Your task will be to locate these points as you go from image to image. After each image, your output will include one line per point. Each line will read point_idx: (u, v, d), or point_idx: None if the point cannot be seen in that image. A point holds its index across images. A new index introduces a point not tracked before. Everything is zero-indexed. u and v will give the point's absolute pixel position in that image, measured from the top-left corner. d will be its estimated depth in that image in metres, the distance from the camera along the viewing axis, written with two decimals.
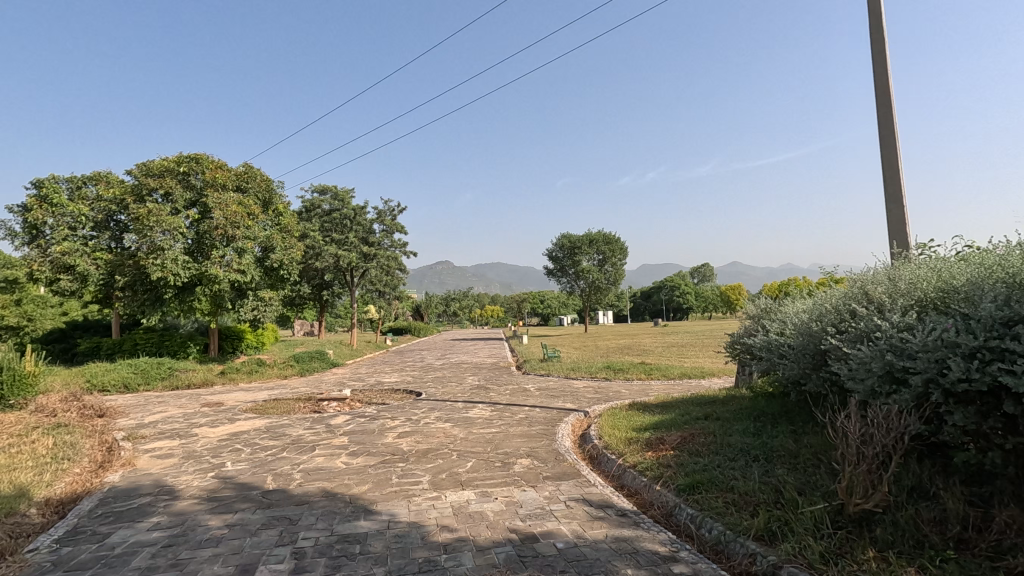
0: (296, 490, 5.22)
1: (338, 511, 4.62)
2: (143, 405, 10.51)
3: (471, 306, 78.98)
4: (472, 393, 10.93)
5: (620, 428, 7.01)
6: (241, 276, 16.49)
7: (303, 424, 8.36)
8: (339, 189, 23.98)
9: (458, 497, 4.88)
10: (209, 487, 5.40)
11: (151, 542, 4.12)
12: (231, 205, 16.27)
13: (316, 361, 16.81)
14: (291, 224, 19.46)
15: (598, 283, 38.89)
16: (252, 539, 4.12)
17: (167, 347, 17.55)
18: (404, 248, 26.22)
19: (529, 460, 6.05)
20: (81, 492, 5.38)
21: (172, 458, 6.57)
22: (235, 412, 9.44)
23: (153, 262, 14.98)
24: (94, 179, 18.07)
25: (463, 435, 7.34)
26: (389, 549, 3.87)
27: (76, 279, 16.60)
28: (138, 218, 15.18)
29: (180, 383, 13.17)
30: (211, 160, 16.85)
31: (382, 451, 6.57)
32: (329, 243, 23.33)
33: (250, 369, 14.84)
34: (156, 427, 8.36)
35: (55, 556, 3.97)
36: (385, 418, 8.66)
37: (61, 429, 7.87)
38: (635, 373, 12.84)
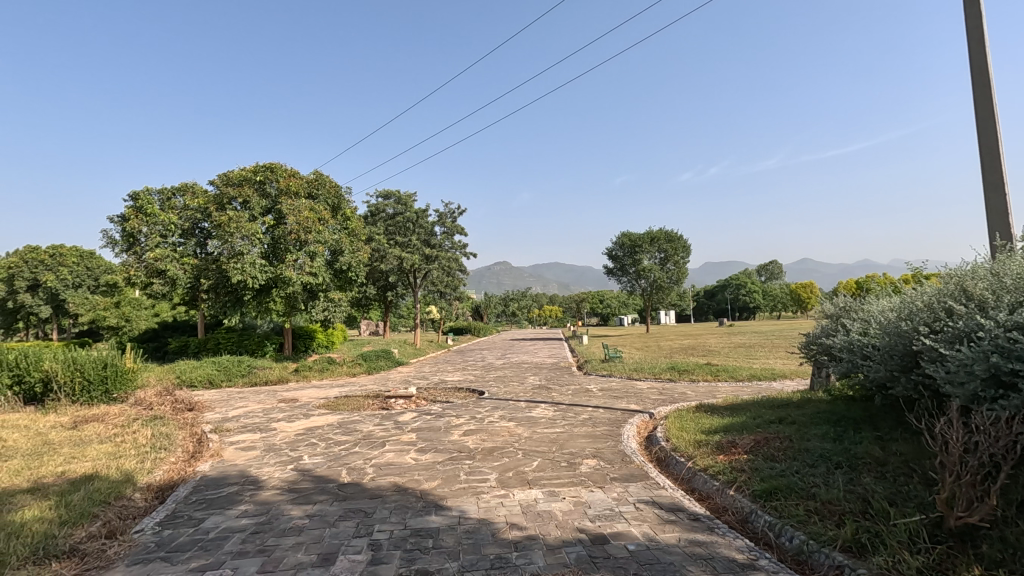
0: (369, 484, 5.41)
1: (410, 506, 4.75)
2: (226, 400, 11.25)
3: (529, 306, 79.24)
4: (535, 393, 10.96)
5: (687, 431, 6.82)
6: (313, 278, 17.30)
7: (373, 421, 8.66)
8: (403, 193, 24.71)
9: (526, 496, 4.91)
10: (290, 478, 5.69)
11: (240, 528, 4.40)
12: (304, 211, 17.12)
13: (383, 360, 17.37)
14: (358, 228, 20.22)
15: (660, 282, 38.03)
16: (331, 530, 4.30)
17: (245, 346, 18.75)
18: (464, 250, 26.65)
19: (596, 461, 6.00)
20: (178, 480, 5.81)
21: (254, 451, 6.98)
22: (309, 409, 9.91)
23: (234, 267, 15.98)
24: (182, 189, 19.46)
25: (527, 434, 7.38)
26: (461, 544, 3.93)
27: (167, 282, 17.93)
28: (221, 225, 16.26)
29: (259, 379, 13.96)
30: (284, 169, 17.79)
31: (449, 448, 6.71)
32: (394, 245, 24.08)
33: (322, 367, 15.52)
34: (239, 421, 8.91)
35: (158, 537, 4.31)
36: (450, 415, 8.84)
37: (158, 421, 8.54)
38: (701, 374, 12.49)
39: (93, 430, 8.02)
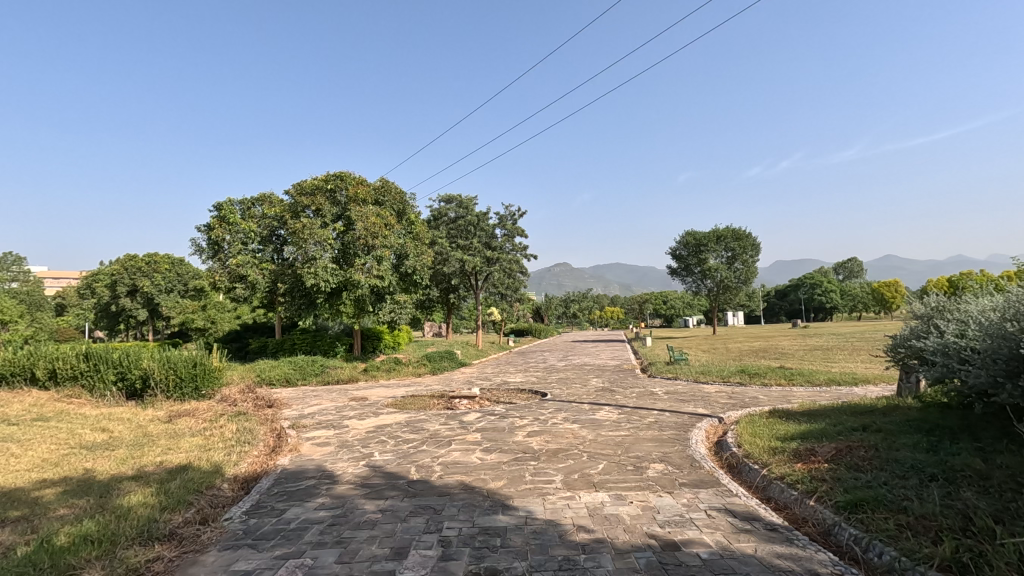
0: (437, 482, 5.54)
1: (478, 504, 4.83)
2: (302, 398, 11.83)
3: (590, 308, 78.49)
4: (598, 395, 10.83)
5: (761, 437, 6.53)
6: (380, 281, 17.92)
7: (439, 420, 8.86)
8: (464, 197, 25.10)
9: (592, 499, 4.87)
10: (362, 474, 5.92)
11: (319, 520, 4.63)
12: (371, 217, 17.74)
13: (446, 361, 17.75)
14: (422, 232, 20.75)
15: (727, 282, 36.65)
16: (402, 524, 4.44)
17: (318, 347, 19.67)
18: (524, 252, 26.76)
19: (663, 466, 5.85)
20: (261, 472, 6.17)
21: (329, 447, 7.32)
22: (378, 407, 10.26)
23: (308, 271, 16.83)
24: (260, 200, 20.68)
25: (592, 436, 7.30)
26: (529, 544, 3.96)
27: (247, 287, 19.11)
28: (296, 232, 17.18)
29: (331, 379, 14.59)
30: (353, 177, 18.54)
31: (513, 448, 6.76)
32: (456, 248, 24.58)
33: (389, 367, 16.05)
34: (314, 418, 9.35)
35: (245, 526, 4.60)
36: (514, 416, 8.89)
37: (241, 417, 9.12)
38: (773, 378, 11.92)
39: (186, 423, 8.69)
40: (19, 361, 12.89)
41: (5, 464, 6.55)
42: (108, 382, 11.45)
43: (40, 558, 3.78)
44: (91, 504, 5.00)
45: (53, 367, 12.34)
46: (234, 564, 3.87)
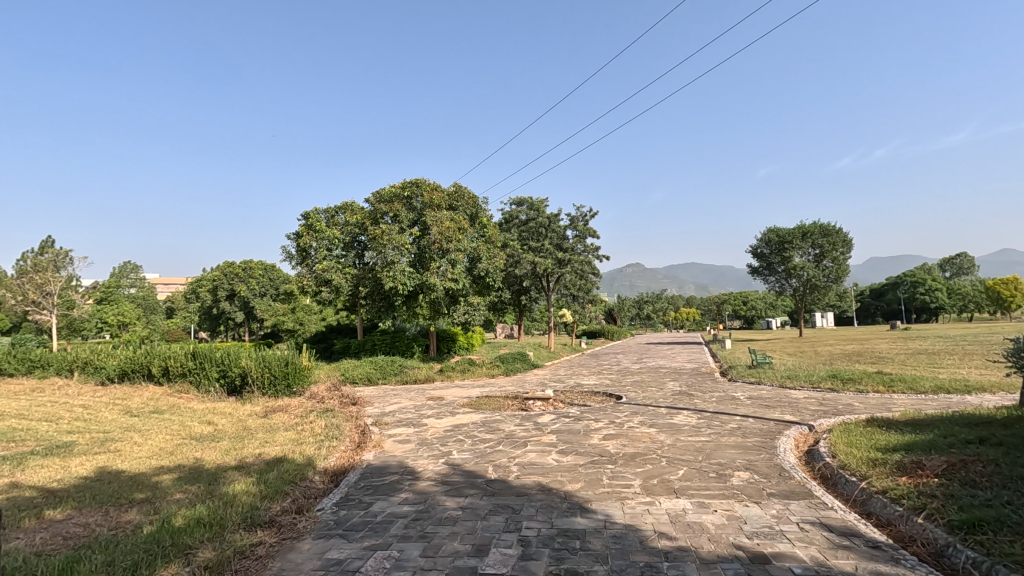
0: (515, 482, 5.60)
1: (556, 506, 4.83)
2: (383, 397, 12.33)
3: (664, 309, 76.44)
4: (676, 399, 10.52)
5: (858, 447, 6.09)
6: (454, 284, 18.37)
7: (513, 421, 8.95)
8: (535, 199, 25.18)
9: (673, 505, 4.74)
10: (442, 472, 6.09)
11: (403, 514, 4.82)
12: (446, 222, 18.20)
13: (519, 362, 17.91)
14: (494, 235, 21.03)
15: (816, 281, 34.36)
16: (482, 522, 4.53)
17: (396, 348, 20.46)
18: (596, 253, 26.45)
19: (749, 474, 5.58)
20: (348, 466, 6.51)
21: (409, 444, 7.60)
22: (454, 407, 10.51)
23: (387, 275, 17.56)
24: (343, 208, 21.70)
25: (670, 441, 7.10)
26: (609, 548, 3.91)
27: (332, 290, 20.16)
28: (375, 238, 18.00)
29: (408, 379, 15.10)
30: (429, 184, 19.15)
31: (590, 451, 6.70)
32: (527, 251, 24.80)
33: (463, 368, 16.41)
34: (394, 416, 9.73)
35: (336, 517, 4.87)
36: (588, 419, 8.82)
37: (329, 413, 9.66)
38: (870, 384, 11.07)
39: (280, 418, 9.32)
40: (138, 358, 14.35)
41: (130, 451, 7.32)
42: (212, 379, 12.48)
43: (162, 537, 4.20)
44: (202, 490, 5.49)
45: (166, 364, 13.64)
46: (327, 552, 4.11)
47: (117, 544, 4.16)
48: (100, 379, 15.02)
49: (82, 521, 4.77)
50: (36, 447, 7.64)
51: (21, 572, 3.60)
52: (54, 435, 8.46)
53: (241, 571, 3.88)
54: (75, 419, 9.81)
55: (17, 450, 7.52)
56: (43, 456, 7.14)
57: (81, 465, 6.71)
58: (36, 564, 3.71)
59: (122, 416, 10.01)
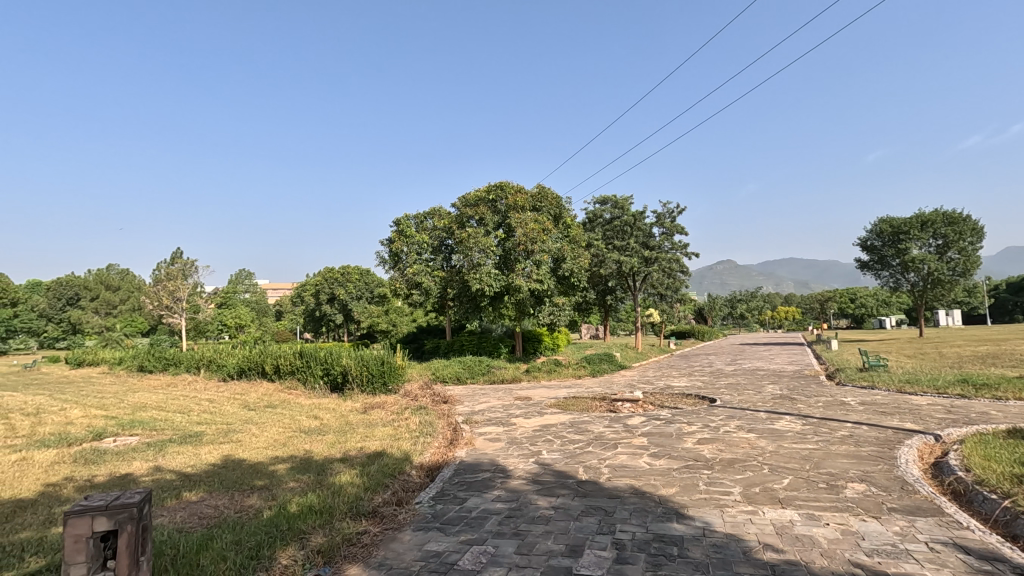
0: (607, 484, 5.53)
1: (650, 510, 4.72)
2: (472, 396, 12.65)
3: (760, 307, 72.18)
4: (776, 403, 9.90)
5: (998, 461, 5.40)
6: (539, 285, 18.50)
7: (603, 422, 8.85)
8: (619, 198, 24.77)
9: (779, 516, 4.46)
10: (533, 471, 6.15)
11: (496, 511, 4.91)
12: (530, 223, 18.36)
13: (606, 362, 17.68)
14: (578, 235, 20.91)
15: (938, 275, 30.88)
16: (575, 523, 4.52)
17: (484, 348, 20.91)
18: (684, 250, 25.52)
19: (865, 487, 5.12)
20: (443, 462, 6.74)
21: (500, 442, 7.73)
22: (542, 407, 10.55)
23: (474, 276, 18.00)
24: (431, 213, 22.59)
25: (773, 448, 6.68)
26: (709, 557, 3.75)
27: (422, 293, 20.92)
28: (462, 241, 18.51)
29: (496, 378, 15.37)
30: (512, 186, 19.42)
31: (684, 455, 6.47)
32: (612, 250, 24.49)
33: (550, 368, 16.45)
34: (484, 415, 9.94)
35: (434, 510, 5.06)
36: (681, 422, 8.52)
37: (422, 411, 10.06)
38: (1009, 390, 9.80)
39: (378, 415, 9.83)
40: (253, 357, 15.73)
41: (250, 442, 8.04)
42: (317, 376, 13.43)
43: (281, 521, 4.58)
44: (312, 479, 5.92)
45: (277, 363, 14.84)
46: (426, 543, 4.28)
47: (242, 525, 4.58)
48: (222, 376, 16.66)
49: (213, 503, 5.31)
50: (173, 435, 8.61)
51: (167, 546, 4.07)
52: (187, 425, 9.50)
53: (349, 557, 4.13)
54: (203, 411, 10.95)
55: (159, 437, 8.52)
56: (179, 444, 8.03)
57: (210, 453, 7.48)
58: (178, 540, 4.18)
59: (242, 409, 11.04)
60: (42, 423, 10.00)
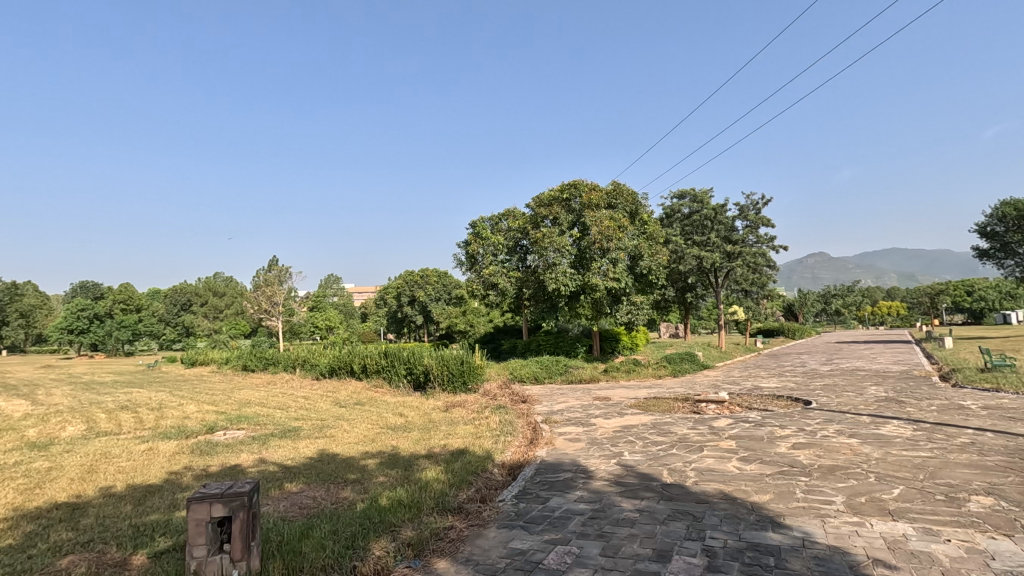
0: (694, 488, 5.34)
1: (742, 517, 4.50)
2: (550, 396, 12.65)
3: (859, 302, 66.81)
4: (881, 406, 9.12)
5: None
6: (616, 283, 18.21)
7: (686, 423, 8.55)
8: (698, 191, 23.90)
9: (890, 529, 4.11)
10: (616, 472, 6.05)
11: (580, 512, 4.87)
12: (605, 221, 18.09)
13: (687, 362, 17.08)
14: (655, 232, 20.34)
15: None
16: (662, 527, 4.39)
17: (561, 348, 20.87)
18: (771, 243, 24.13)
19: (993, 501, 4.59)
20: (524, 460, 6.79)
21: (580, 443, 7.68)
22: (622, 407, 10.37)
23: (550, 276, 18.02)
24: (506, 215, 22.93)
25: (879, 455, 6.16)
26: (811, 570, 3.52)
27: (499, 293, 21.21)
28: (537, 241, 18.59)
29: (574, 378, 15.29)
30: (586, 184, 19.23)
31: (778, 460, 6.11)
32: (692, 245, 23.67)
33: (628, 368, 16.13)
34: (563, 415, 9.91)
35: (517, 509, 5.10)
36: (773, 425, 8.06)
37: (502, 410, 10.19)
38: None
39: (459, 413, 10.07)
40: (343, 357, 16.65)
41: (342, 437, 8.53)
42: (401, 375, 13.99)
43: (374, 514, 4.80)
44: (400, 474, 6.17)
45: (364, 362, 15.61)
46: (511, 541, 4.32)
47: (338, 516, 4.86)
48: (315, 375, 17.78)
49: (312, 494, 5.68)
50: (274, 430, 9.29)
51: (274, 533, 4.40)
52: (286, 420, 10.22)
53: (437, 551, 4.26)
54: (300, 408, 11.73)
55: (262, 432, 9.21)
56: (280, 438, 8.64)
57: (307, 447, 7.99)
58: (282, 528, 4.50)
59: (333, 406, 11.69)
60: (164, 416, 11.12)
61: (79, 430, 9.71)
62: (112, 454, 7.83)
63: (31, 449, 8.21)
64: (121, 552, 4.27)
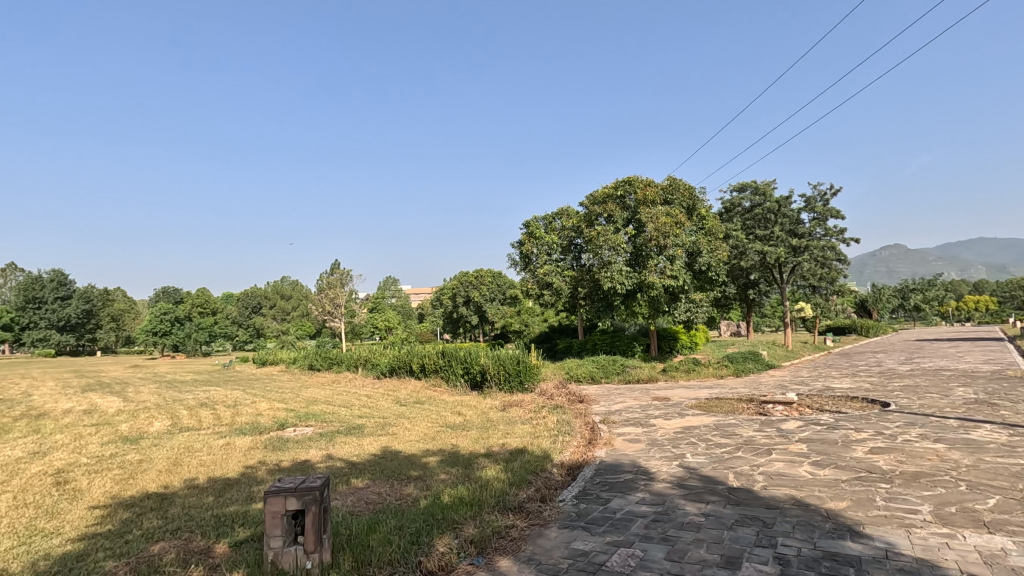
0: (763, 492, 5.13)
1: (817, 524, 4.28)
2: (608, 396, 12.48)
3: (942, 297, 62.09)
4: (970, 410, 8.43)
5: None
6: (674, 281, 17.75)
7: (752, 425, 8.22)
8: (760, 182, 22.97)
9: (985, 542, 3.80)
10: (678, 474, 5.90)
11: (643, 514, 4.78)
12: (661, 217, 17.70)
13: (751, 361, 16.44)
14: (714, 227, 19.69)
15: None
16: (730, 533, 4.24)
17: (617, 348, 20.56)
18: (841, 235, 22.85)
19: None
20: (583, 461, 6.73)
21: (640, 444, 7.54)
22: (682, 408, 10.10)
23: (605, 275, 17.81)
24: (560, 214, 22.84)
25: (970, 462, 5.70)
26: None
27: (553, 293, 21.15)
28: (592, 240, 18.41)
29: (632, 378, 15.04)
30: (641, 180, 18.85)
31: (854, 466, 5.77)
32: (754, 240, 22.80)
33: (688, 368, 15.70)
34: (621, 415, 9.77)
35: (577, 509, 5.07)
36: (847, 428, 7.62)
37: (559, 410, 10.16)
38: None
39: (516, 413, 10.12)
40: (402, 356, 17.10)
41: (404, 434, 8.76)
42: (459, 375, 14.20)
43: (437, 511, 4.89)
44: (460, 472, 6.27)
45: (423, 362, 15.96)
46: (573, 542, 4.30)
47: (402, 512, 4.99)
48: (376, 374, 18.34)
49: (376, 490, 5.86)
50: (340, 427, 9.66)
51: (343, 526, 4.57)
52: (351, 418, 10.59)
53: (499, 549, 4.29)
54: (363, 406, 12.14)
55: (328, 428, 9.60)
56: (345, 435, 8.98)
57: (371, 444, 8.25)
58: (350, 522, 4.66)
59: (394, 405, 12.01)
60: (239, 413, 11.79)
61: (164, 426, 10.44)
62: (194, 448, 8.38)
63: (124, 443, 8.90)
64: (206, 540, 4.56)
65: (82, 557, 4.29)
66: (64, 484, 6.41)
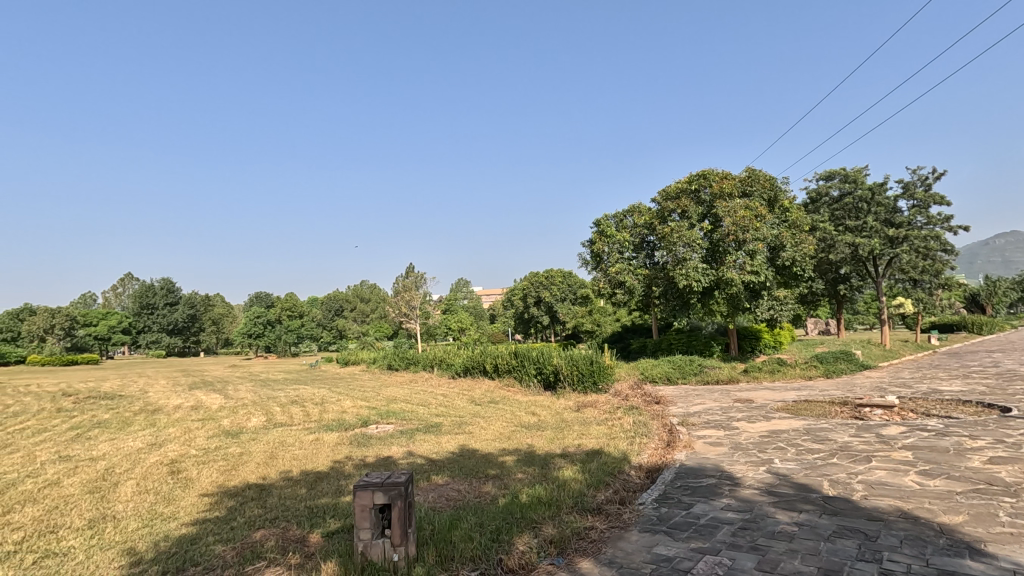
0: (863, 503, 4.77)
1: (928, 540, 3.92)
2: (686, 397, 12.08)
3: None
4: None
5: None
6: (755, 277, 16.88)
7: (847, 430, 7.66)
8: (850, 169, 21.45)
9: None
10: (767, 481, 5.60)
11: (729, 521, 4.58)
12: (740, 211, 16.93)
13: (843, 361, 15.34)
14: (799, 219, 18.58)
15: None
16: (827, 544, 3.98)
17: (694, 347, 19.85)
18: (946, 224, 20.83)
19: None
20: (662, 463, 6.55)
21: (723, 447, 7.23)
22: (768, 411, 9.59)
23: (680, 273, 17.28)
24: (631, 211, 22.45)
25: None
26: None
27: (626, 292, 20.81)
28: (665, 237, 17.94)
29: (710, 379, 14.47)
30: (717, 173, 18.15)
31: (971, 477, 5.23)
32: (844, 232, 21.31)
33: (772, 368, 14.89)
34: (701, 417, 9.41)
35: (658, 513, 4.94)
36: (960, 435, 6.93)
37: (635, 411, 9.95)
38: None
39: (591, 414, 10.02)
40: (475, 356, 17.42)
41: (480, 433, 8.92)
42: (532, 375, 14.25)
43: (516, 510, 4.94)
44: (537, 472, 6.29)
45: (496, 362, 16.18)
46: (655, 547, 4.19)
47: (481, 510, 5.07)
48: (451, 373, 18.79)
49: (456, 487, 6.00)
50: (418, 425, 9.98)
51: (426, 522, 4.71)
52: (428, 416, 10.91)
53: (579, 550, 4.26)
54: (440, 405, 12.47)
55: (407, 426, 9.93)
56: (424, 433, 9.26)
57: (448, 442, 8.46)
58: (433, 518, 4.80)
59: (470, 404, 12.25)
60: (326, 411, 12.47)
61: (261, 421, 11.24)
62: (287, 443, 8.96)
63: (226, 436, 9.67)
64: (301, 530, 4.85)
65: (195, 540, 4.70)
66: (178, 473, 7.05)
